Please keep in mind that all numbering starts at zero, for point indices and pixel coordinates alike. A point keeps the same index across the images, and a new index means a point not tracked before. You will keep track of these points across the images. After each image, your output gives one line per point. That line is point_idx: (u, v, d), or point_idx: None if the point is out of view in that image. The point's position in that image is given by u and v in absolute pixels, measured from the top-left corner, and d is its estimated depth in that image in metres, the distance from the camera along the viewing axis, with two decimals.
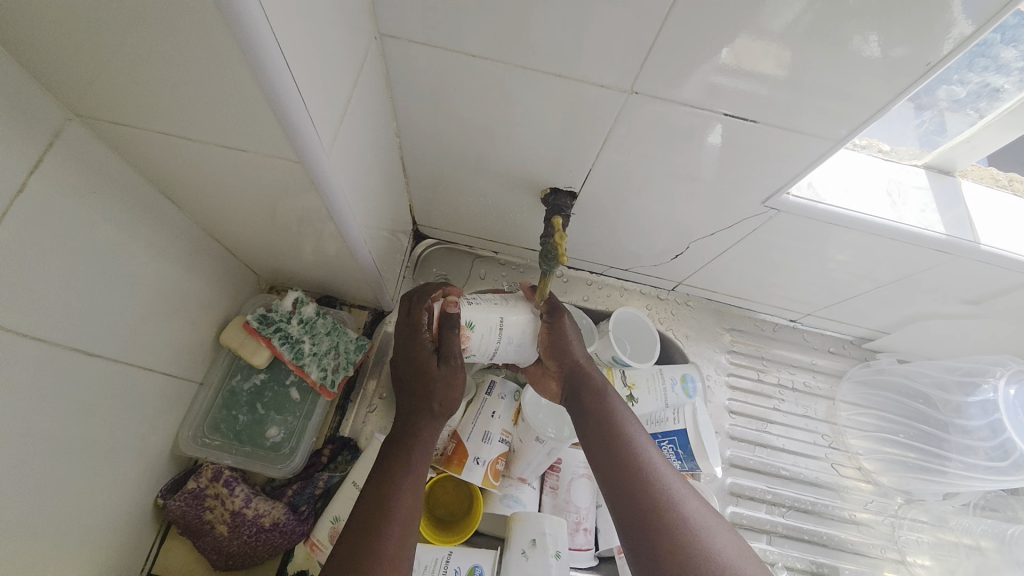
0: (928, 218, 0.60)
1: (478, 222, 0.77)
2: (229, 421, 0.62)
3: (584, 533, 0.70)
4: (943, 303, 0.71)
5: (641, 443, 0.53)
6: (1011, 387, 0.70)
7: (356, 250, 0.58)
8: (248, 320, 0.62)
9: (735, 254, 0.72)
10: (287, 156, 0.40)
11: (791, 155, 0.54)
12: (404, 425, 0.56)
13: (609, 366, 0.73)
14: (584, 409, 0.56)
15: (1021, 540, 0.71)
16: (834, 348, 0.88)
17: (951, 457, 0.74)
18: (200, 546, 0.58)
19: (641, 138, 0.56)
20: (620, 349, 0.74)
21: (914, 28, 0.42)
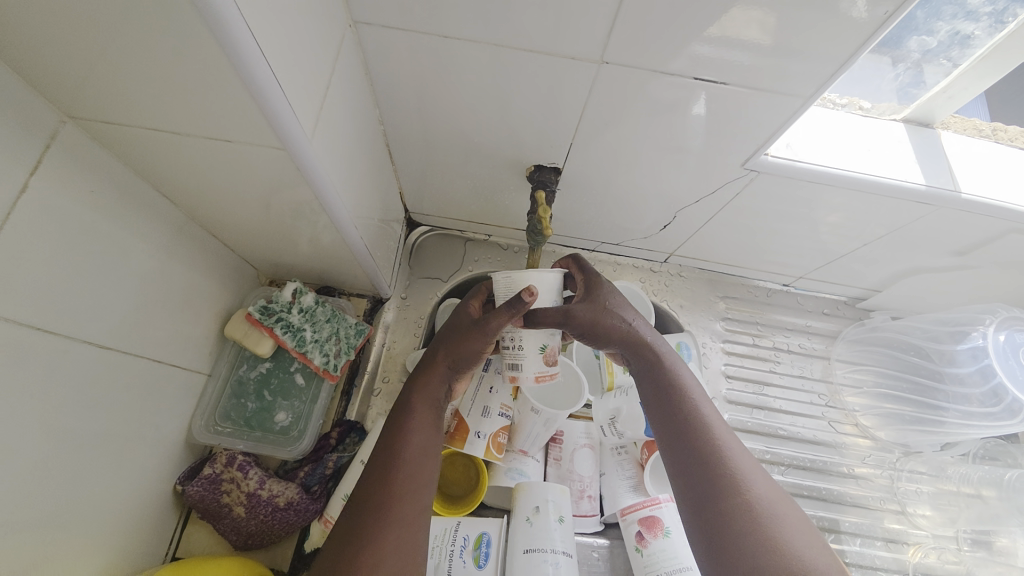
0: (909, 171, 0.61)
1: (469, 207, 0.79)
2: (238, 409, 0.64)
3: (588, 500, 0.72)
4: (932, 256, 0.72)
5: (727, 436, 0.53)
6: (1000, 334, 0.70)
7: (349, 238, 0.60)
8: (249, 311, 0.63)
9: (722, 221, 0.73)
10: (271, 143, 0.42)
11: (766, 116, 0.55)
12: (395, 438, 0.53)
13: None
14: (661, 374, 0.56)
15: (1018, 484, 0.71)
16: (828, 310, 0.89)
17: (946, 407, 0.75)
18: (221, 528, 0.60)
19: (621, 110, 0.57)
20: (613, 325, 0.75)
21: None
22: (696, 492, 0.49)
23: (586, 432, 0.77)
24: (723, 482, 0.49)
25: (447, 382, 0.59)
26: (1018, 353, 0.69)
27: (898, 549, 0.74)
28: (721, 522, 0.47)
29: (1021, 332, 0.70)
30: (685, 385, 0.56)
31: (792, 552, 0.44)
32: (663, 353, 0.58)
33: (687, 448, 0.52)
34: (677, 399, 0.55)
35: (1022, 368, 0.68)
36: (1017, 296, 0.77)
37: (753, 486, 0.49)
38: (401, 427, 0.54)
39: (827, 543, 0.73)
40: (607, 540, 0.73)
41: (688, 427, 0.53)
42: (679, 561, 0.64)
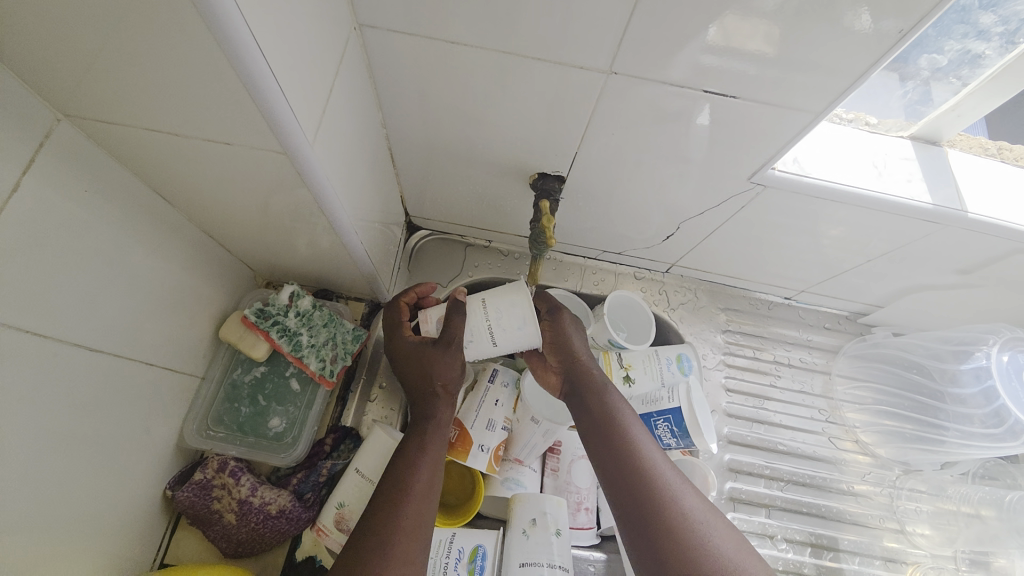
0: (915, 188, 0.60)
1: (470, 212, 0.78)
2: (232, 413, 0.62)
3: (585, 512, 0.71)
4: (937, 274, 0.72)
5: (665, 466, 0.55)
6: (1004, 355, 0.70)
7: (348, 242, 0.59)
8: (245, 314, 0.62)
9: (725, 233, 0.73)
10: (272, 147, 0.41)
11: (774, 130, 0.54)
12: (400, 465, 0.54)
13: (606, 349, 0.75)
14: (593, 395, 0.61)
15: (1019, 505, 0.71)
16: (829, 324, 0.89)
17: (947, 426, 0.74)
18: (210, 534, 0.59)
19: (627, 119, 0.56)
20: (615, 333, 0.75)
21: None
22: (625, 503, 0.53)
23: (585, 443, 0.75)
24: (651, 488, 0.52)
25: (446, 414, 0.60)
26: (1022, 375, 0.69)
27: (896, 568, 0.73)
28: (644, 522, 0.51)
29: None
30: (616, 405, 0.60)
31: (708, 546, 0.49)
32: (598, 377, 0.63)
33: (626, 483, 0.53)
34: (608, 417, 0.59)
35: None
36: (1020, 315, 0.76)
37: (676, 487, 0.53)
38: (410, 459, 0.54)
39: (825, 561, 0.72)
40: (603, 553, 0.72)
41: (620, 442, 0.56)
42: None
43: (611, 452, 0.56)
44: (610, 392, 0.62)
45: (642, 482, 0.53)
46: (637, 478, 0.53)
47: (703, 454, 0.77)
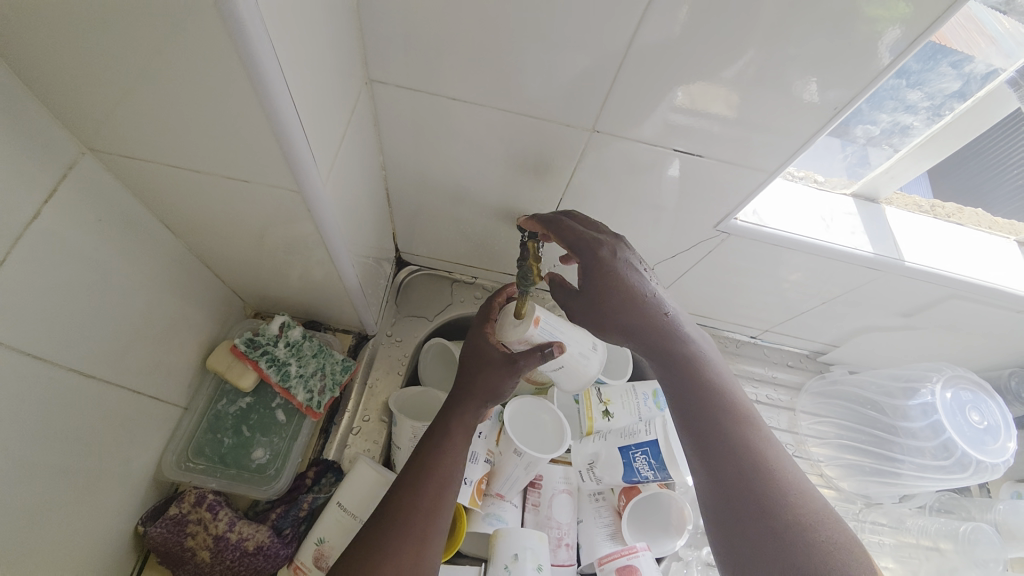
0: (858, 239, 0.67)
1: (459, 249, 0.82)
2: (213, 445, 0.61)
3: (565, 548, 0.72)
4: (884, 316, 0.79)
5: (767, 429, 0.51)
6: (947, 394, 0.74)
7: (345, 274, 0.62)
8: (235, 343, 0.63)
9: (696, 275, 0.79)
10: (288, 186, 0.45)
11: (736, 185, 0.61)
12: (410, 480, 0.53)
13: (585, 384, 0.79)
14: (676, 356, 0.55)
15: (971, 536, 0.76)
16: (792, 362, 0.95)
17: (901, 459, 0.78)
18: (180, 574, 0.57)
19: (608, 170, 0.62)
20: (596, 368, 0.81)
21: (848, 73, 0.49)
22: (718, 473, 0.49)
23: (565, 477, 0.77)
24: (743, 460, 0.48)
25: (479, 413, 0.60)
26: (965, 411, 0.74)
27: None
28: (736, 494, 0.47)
29: (966, 390, 0.76)
30: (701, 368, 0.54)
31: (801, 523, 0.45)
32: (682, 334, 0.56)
33: (726, 469, 0.48)
34: (695, 382, 0.53)
35: (968, 426, 0.73)
36: (958, 355, 0.84)
37: (770, 459, 0.49)
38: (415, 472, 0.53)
39: None
40: None
41: (706, 409, 0.52)
42: None
43: (701, 420, 0.51)
44: (695, 351, 0.55)
45: (734, 455, 0.49)
46: (728, 450, 0.49)
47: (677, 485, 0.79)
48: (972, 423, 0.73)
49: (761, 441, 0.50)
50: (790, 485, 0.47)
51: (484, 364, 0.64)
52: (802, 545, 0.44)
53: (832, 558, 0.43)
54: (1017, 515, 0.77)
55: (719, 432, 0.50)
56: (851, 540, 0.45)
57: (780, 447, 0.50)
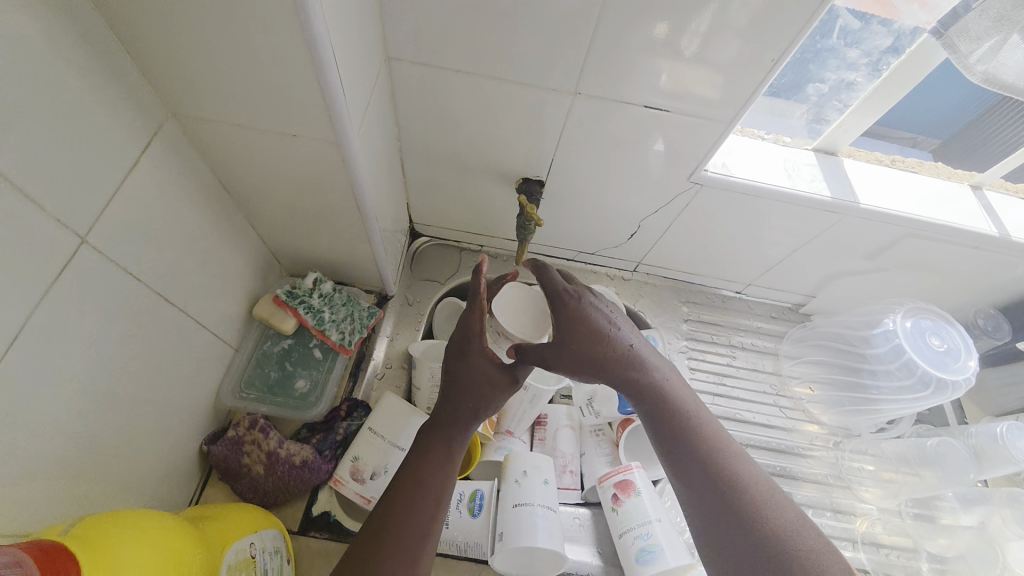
0: (817, 186, 0.75)
1: (467, 218, 0.92)
2: (262, 377, 0.72)
3: (570, 474, 0.80)
4: (851, 261, 0.87)
5: (716, 424, 0.61)
6: (907, 321, 0.79)
7: (370, 230, 0.71)
8: (277, 293, 0.73)
9: (677, 232, 0.88)
10: (328, 138, 0.54)
11: (698, 136, 0.68)
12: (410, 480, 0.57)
13: None
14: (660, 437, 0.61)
15: (938, 450, 0.79)
16: (775, 314, 1.03)
17: (871, 384, 0.84)
18: (239, 486, 0.67)
19: (594, 132, 0.71)
20: None
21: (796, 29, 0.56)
22: (718, 529, 0.54)
23: (569, 415, 0.85)
24: (736, 505, 0.54)
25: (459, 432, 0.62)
26: (925, 337, 0.77)
27: (846, 518, 0.84)
28: (739, 560, 0.52)
29: (926, 319, 0.79)
30: (664, 383, 0.63)
31: (774, 523, 0.52)
32: (645, 359, 0.64)
33: (717, 505, 0.55)
34: (665, 410, 0.61)
35: (929, 349, 0.76)
36: (925, 296, 0.92)
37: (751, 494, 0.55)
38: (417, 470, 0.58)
39: None
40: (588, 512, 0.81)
41: (683, 440, 0.59)
42: (652, 514, 0.69)
43: (675, 440, 0.59)
44: (657, 372, 0.63)
45: (722, 492, 0.55)
46: (708, 475, 0.56)
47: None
48: (932, 347, 0.76)
49: (738, 454, 0.59)
50: (756, 478, 0.56)
51: (480, 381, 0.62)
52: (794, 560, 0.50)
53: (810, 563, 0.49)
54: (992, 440, 0.81)
55: (700, 461, 0.57)
56: (807, 527, 0.53)
57: (727, 438, 0.60)
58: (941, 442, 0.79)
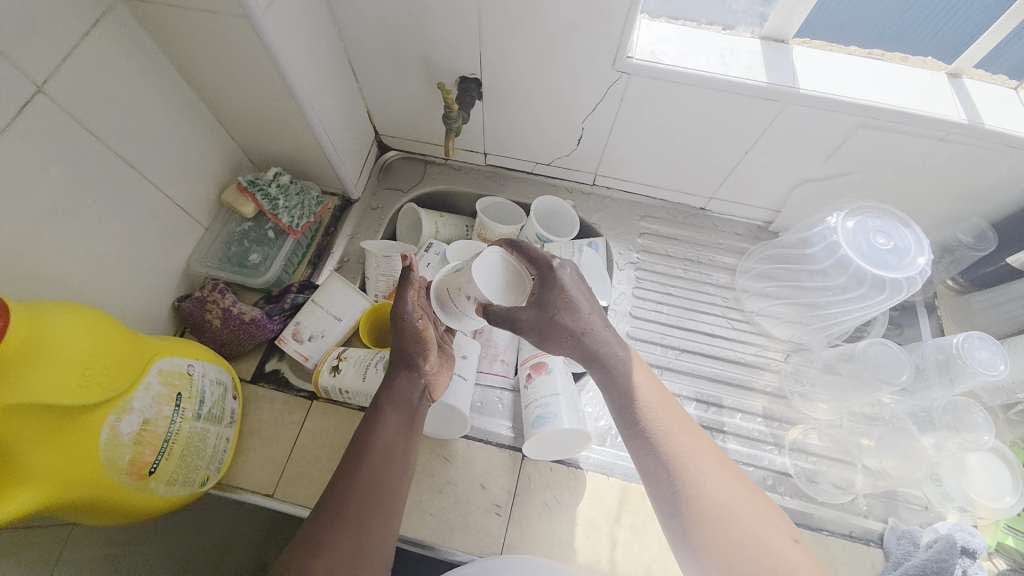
0: (753, 72, 0.72)
1: (425, 127, 0.97)
2: (226, 250, 0.84)
3: (500, 363, 0.84)
4: (808, 163, 0.83)
5: (683, 413, 0.60)
6: (851, 221, 0.74)
7: (311, 121, 0.78)
8: (240, 181, 0.83)
9: (621, 135, 0.87)
10: (239, 12, 0.60)
11: (606, 14, 0.67)
12: (360, 447, 0.59)
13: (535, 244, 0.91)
14: (630, 434, 0.59)
15: (870, 355, 0.75)
16: (741, 232, 1.00)
17: (808, 287, 0.84)
18: (203, 339, 0.79)
19: (515, 21, 0.72)
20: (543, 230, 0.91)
21: None
22: (685, 528, 0.55)
23: None
24: (704, 509, 0.54)
25: (416, 383, 0.64)
26: (870, 236, 0.72)
27: (780, 426, 0.83)
28: (706, 552, 0.53)
29: (873, 219, 0.73)
30: (631, 371, 0.61)
31: (740, 518, 0.53)
32: (613, 344, 0.61)
33: (685, 506, 0.55)
34: (632, 401, 0.59)
35: (871, 248, 0.71)
36: (901, 205, 0.85)
37: (721, 493, 0.55)
38: (368, 427, 0.60)
39: (708, 413, 0.83)
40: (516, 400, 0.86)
41: (653, 435, 0.57)
42: (555, 390, 0.73)
43: (644, 434, 0.58)
44: (624, 357, 0.61)
45: (690, 492, 0.55)
46: (678, 471, 0.56)
47: (611, 310, 0.92)
48: (875, 246, 0.71)
49: (706, 445, 0.58)
50: (722, 466, 0.57)
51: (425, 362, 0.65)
52: (757, 560, 0.51)
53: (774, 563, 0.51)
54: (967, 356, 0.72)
55: (672, 458, 0.56)
56: (771, 516, 0.55)
57: (696, 426, 0.59)
58: (872, 344, 0.76)
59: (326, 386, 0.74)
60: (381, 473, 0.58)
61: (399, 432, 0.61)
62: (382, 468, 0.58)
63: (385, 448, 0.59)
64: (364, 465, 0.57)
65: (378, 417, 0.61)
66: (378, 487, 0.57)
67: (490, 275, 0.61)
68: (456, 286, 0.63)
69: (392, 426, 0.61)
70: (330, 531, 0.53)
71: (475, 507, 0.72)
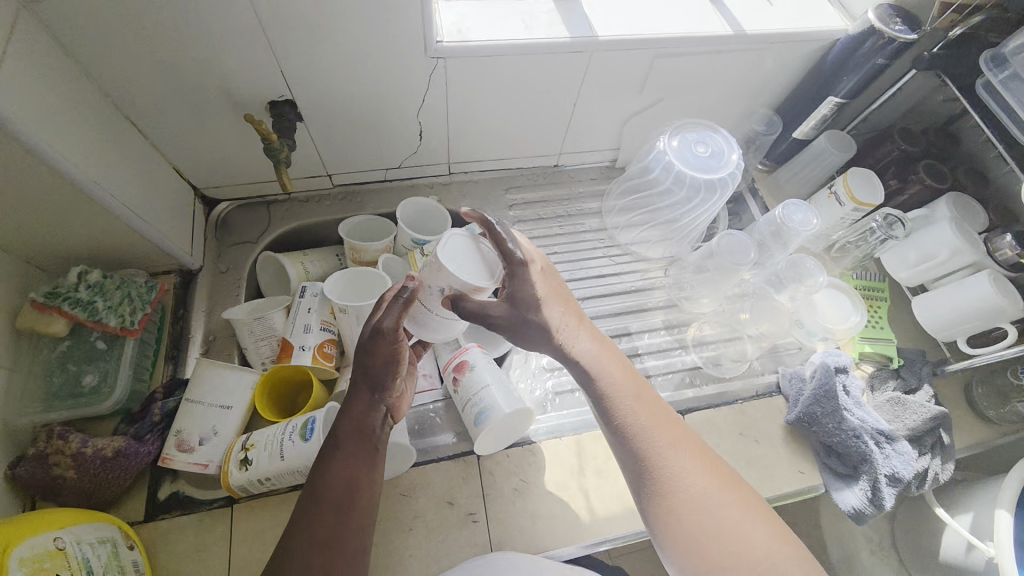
0: (555, 30, 0.76)
1: (250, 167, 0.87)
2: (46, 385, 0.67)
3: (424, 378, 0.82)
4: (628, 99, 0.91)
5: (668, 421, 0.63)
6: (674, 139, 0.84)
7: (103, 200, 0.65)
8: (32, 297, 0.67)
9: (459, 118, 0.87)
10: None
11: (401, 4, 0.65)
12: (321, 482, 0.56)
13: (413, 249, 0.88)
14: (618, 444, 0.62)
15: (723, 246, 0.88)
16: (595, 177, 1.08)
17: (663, 207, 0.95)
18: (60, 500, 0.63)
19: (308, 30, 0.66)
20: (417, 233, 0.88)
21: None
22: (672, 527, 0.58)
23: None
24: (689, 508, 0.58)
25: (376, 409, 0.59)
26: (692, 148, 0.83)
27: (681, 331, 0.93)
28: (692, 546, 0.57)
29: (689, 133, 0.84)
30: (616, 390, 0.62)
31: (724, 515, 0.58)
32: (597, 369, 0.62)
33: (672, 507, 0.59)
34: (621, 417, 0.61)
35: (695, 157, 0.82)
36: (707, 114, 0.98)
37: (704, 493, 0.59)
38: (328, 461, 0.56)
39: (623, 345, 0.90)
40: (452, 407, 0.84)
41: (640, 445, 0.60)
42: (484, 383, 0.73)
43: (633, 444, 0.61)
44: (609, 380, 0.62)
45: (676, 496, 0.59)
46: (664, 478, 0.59)
47: None
48: (697, 155, 0.82)
49: (689, 451, 0.62)
50: (709, 478, 0.60)
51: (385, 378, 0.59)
52: (742, 550, 0.56)
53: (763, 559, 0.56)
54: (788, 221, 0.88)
55: (659, 465, 0.60)
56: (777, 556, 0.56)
57: (681, 433, 0.63)
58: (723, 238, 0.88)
59: (240, 484, 0.65)
60: (345, 509, 0.55)
61: (363, 464, 0.57)
62: (344, 501, 0.55)
63: (344, 481, 0.56)
64: (323, 504, 0.55)
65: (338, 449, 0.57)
66: (340, 525, 0.54)
67: (456, 257, 0.62)
68: (428, 285, 0.66)
69: (354, 458, 0.57)
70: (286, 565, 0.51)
71: (450, 525, 0.70)
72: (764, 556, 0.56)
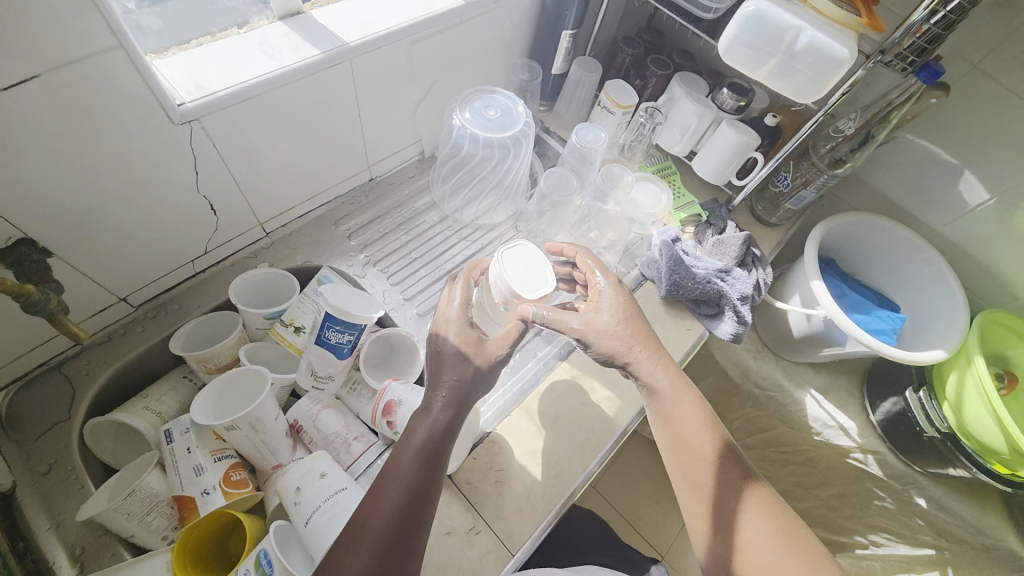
0: (303, 50, 0.72)
1: (11, 338, 0.68)
2: None
3: (357, 440, 0.78)
4: (406, 92, 0.92)
5: (689, 394, 0.73)
6: (466, 113, 0.88)
7: None
8: None
9: (248, 175, 0.79)
10: None
11: (111, 82, 0.56)
12: (366, 506, 0.56)
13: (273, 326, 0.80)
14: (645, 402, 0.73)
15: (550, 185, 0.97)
16: (413, 173, 1.08)
17: (485, 174, 1.00)
18: None
19: (2, 151, 0.53)
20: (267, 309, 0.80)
21: None
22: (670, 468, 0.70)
23: (313, 402, 0.78)
24: (686, 458, 0.69)
25: (434, 428, 0.62)
26: (482, 113, 0.88)
27: None
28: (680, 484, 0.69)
29: (474, 102, 0.89)
30: (650, 371, 0.73)
31: (712, 474, 0.68)
32: (639, 360, 0.73)
33: (673, 457, 0.70)
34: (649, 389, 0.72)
35: (488, 121, 0.87)
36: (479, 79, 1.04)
37: (702, 448, 0.70)
38: (378, 490, 0.57)
39: None
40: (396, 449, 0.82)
41: (661, 408, 0.72)
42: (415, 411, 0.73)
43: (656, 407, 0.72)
44: (645, 367, 0.73)
45: (679, 450, 0.70)
46: (674, 434, 0.71)
47: (390, 311, 0.92)
48: (488, 118, 0.88)
49: (701, 417, 0.72)
50: (715, 439, 0.71)
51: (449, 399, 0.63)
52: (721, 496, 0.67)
53: (737, 504, 0.66)
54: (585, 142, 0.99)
55: (671, 425, 0.71)
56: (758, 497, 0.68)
57: (699, 403, 0.73)
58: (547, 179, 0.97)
59: None
60: (383, 530, 0.54)
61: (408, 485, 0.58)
62: (383, 522, 0.55)
63: (386, 502, 0.56)
64: (361, 532, 0.54)
65: (388, 473, 0.59)
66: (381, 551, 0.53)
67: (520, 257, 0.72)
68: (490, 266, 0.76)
69: (397, 482, 0.58)
70: (342, 559, 0.52)
71: (458, 552, 0.69)
72: (737, 505, 0.66)
